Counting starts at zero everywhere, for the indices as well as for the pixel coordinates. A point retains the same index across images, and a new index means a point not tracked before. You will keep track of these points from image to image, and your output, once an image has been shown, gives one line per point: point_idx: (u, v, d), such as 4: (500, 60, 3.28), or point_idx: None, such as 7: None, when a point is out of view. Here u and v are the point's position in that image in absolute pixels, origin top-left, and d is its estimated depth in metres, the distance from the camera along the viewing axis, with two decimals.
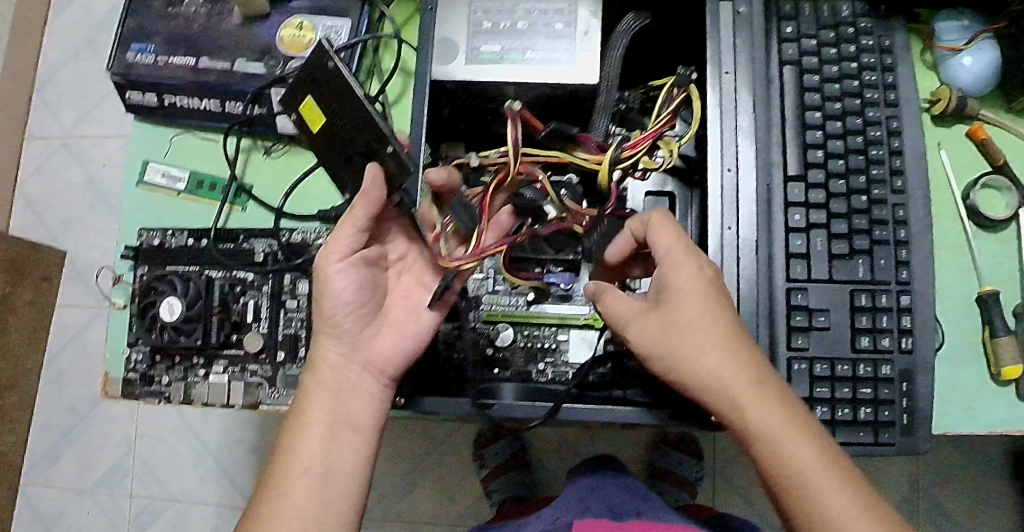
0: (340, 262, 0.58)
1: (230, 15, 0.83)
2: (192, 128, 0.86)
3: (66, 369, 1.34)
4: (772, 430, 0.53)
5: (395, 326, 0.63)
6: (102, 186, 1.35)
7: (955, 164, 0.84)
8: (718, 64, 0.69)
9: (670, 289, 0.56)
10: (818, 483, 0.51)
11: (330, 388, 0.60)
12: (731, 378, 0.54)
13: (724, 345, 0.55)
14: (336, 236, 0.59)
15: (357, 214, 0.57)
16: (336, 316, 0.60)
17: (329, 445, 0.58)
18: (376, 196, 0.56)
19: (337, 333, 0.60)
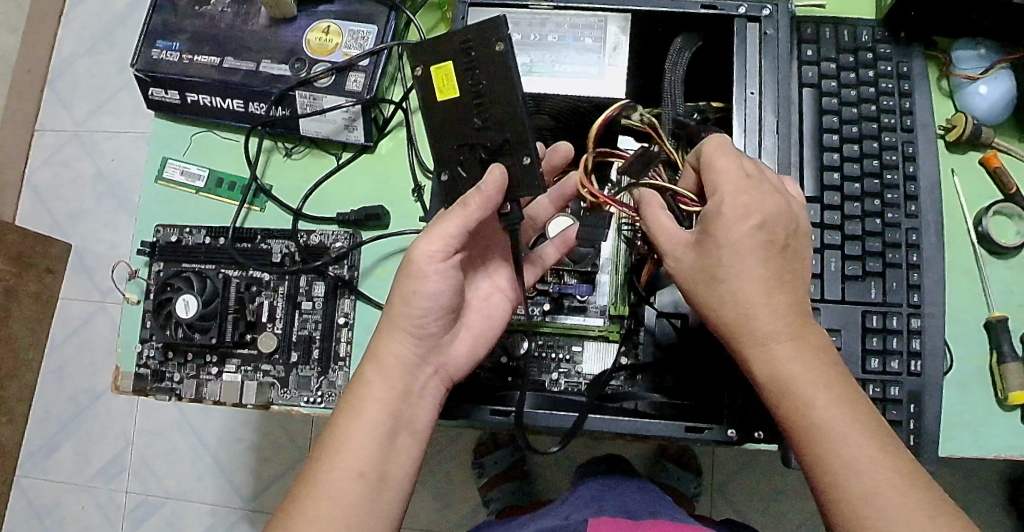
0: (435, 261, 0.56)
1: (257, 16, 0.83)
2: (211, 127, 0.87)
3: (68, 361, 1.33)
4: (798, 381, 0.50)
5: (470, 329, 0.65)
6: (113, 181, 1.35)
7: (967, 190, 0.85)
8: (743, 82, 0.69)
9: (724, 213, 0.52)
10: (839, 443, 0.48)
11: (396, 387, 0.58)
12: (763, 324, 0.52)
13: (765, 285, 0.52)
14: (437, 232, 0.56)
15: (470, 212, 0.54)
16: (424, 320, 0.58)
17: (391, 445, 0.56)
18: (495, 196, 0.53)
19: (419, 334, 0.59)
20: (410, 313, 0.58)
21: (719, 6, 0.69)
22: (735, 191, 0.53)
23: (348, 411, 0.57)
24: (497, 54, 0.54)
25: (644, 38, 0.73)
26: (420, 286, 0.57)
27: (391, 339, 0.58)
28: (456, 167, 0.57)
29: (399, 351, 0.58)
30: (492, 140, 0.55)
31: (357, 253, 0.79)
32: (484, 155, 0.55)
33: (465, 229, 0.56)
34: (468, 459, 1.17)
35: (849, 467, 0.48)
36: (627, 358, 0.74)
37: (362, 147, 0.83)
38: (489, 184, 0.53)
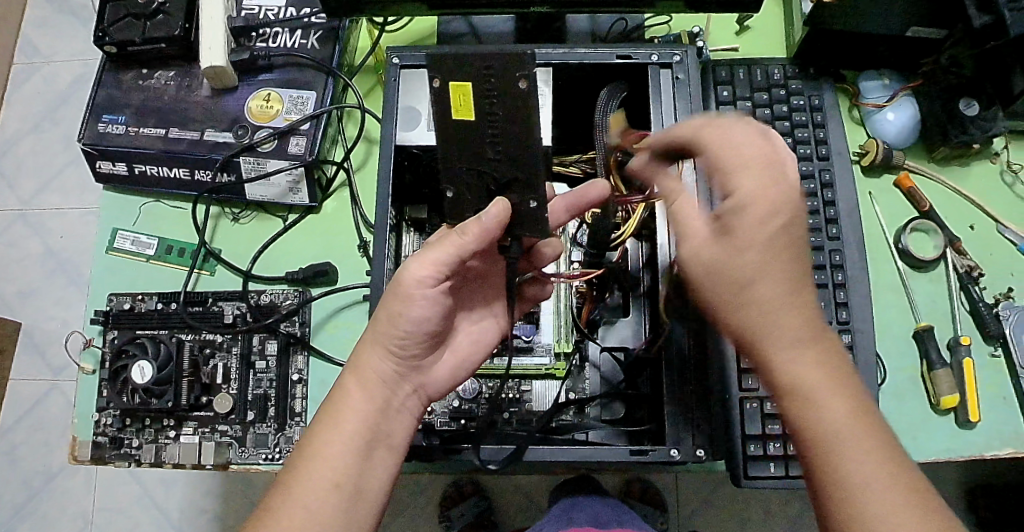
0: (423, 286, 0.58)
1: (199, 88, 0.86)
2: (160, 197, 0.89)
3: (21, 441, 1.30)
4: (815, 391, 0.48)
5: (456, 354, 0.67)
6: (63, 258, 1.35)
7: (885, 211, 0.90)
8: (661, 124, 0.73)
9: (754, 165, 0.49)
10: (831, 410, 0.47)
11: (376, 399, 0.59)
12: (783, 317, 0.49)
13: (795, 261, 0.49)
14: (429, 257, 0.58)
15: (466, 241, 0.56)
16: (407, 340, 0.60)
17: (367, 456, 0.57)
18: (491, 220, 0.54)
19: (402, 354, 0.60)
20: (393, 332, 0.59)
21: (633, 56, 0.74)
22: (765, 153, 0.49)
23: (327, 418, 0.58)
24: (523, 95, 0.49)
25: (568, 91, 0.79)
26: (406, 308, 0.58)
27: (370, 354, 0.60)
28: (460, 188, 0.56)
29: (380, 367, 0.60)
30: (501, 173, 0.53)
31: (308, 309, 0.82)
32: (492, 187, 0.55)
33: (455, 256, 0.58)
34: (434, 514, 1.16)
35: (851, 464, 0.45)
36: (574, 392, 0.77)
37: (308, 208, 0.86)
38: (491, 213, 0.54)
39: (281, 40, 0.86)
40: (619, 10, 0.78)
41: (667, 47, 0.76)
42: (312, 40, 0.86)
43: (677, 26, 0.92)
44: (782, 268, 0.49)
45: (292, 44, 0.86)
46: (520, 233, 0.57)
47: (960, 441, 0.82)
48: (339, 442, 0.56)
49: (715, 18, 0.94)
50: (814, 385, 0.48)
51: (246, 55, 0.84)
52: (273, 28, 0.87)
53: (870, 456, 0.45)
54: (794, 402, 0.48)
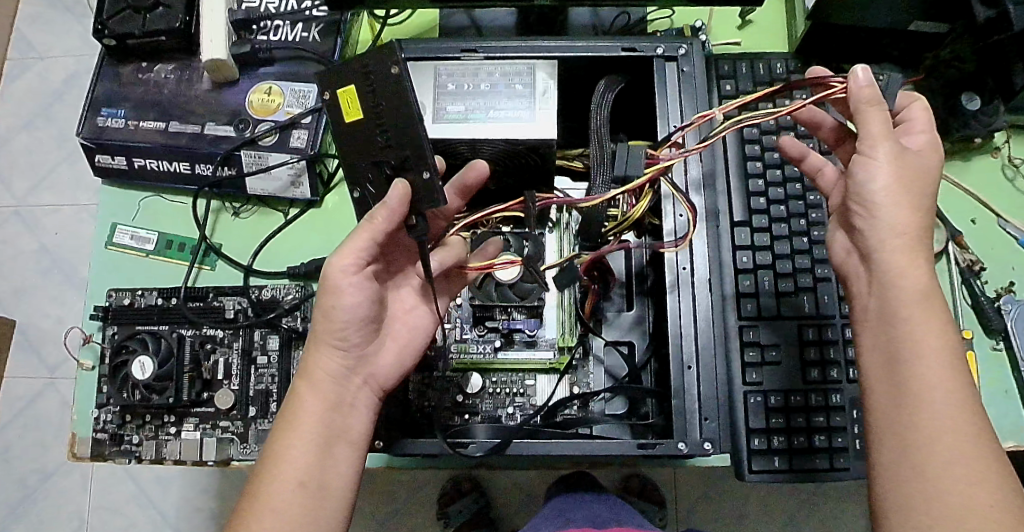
0: (349, 275, 0.57)
1: (200, 81, 0.85)
2: (161, 192, 0.89)
3: (15, 440, 1.28)
4: (938, 357, 0.50)
5: (396, 339, 0.64)
6: (58, 256, 1.33)
7: None
8: (666, 118, 0.74)
9: (918, 164, 0.55)
10: (931, 373, 0.50)
11: (327, 399, 0.57)
12: (904, 284, 0.52)
13: (922, 251, 0.53)
14: (348, 246, 0.56)
15: (376, 227, 0.55)
16: (345, 331, 0.58)
17: (327, 455, 0.56)
18: (394, 203, 0.54)
19: (343, 346, 0.58)
20: (333, 327, 0.57)
21: (638, 48, 0.74)
22: (937, 157, 0.57)
23: (286, 423, 0.56)
24: (394, 78, 0.54)
25: (571, 83, 0.78)
26: (338, 300, 0.57)
27: (314, 356, 0.58)
28: (366, 184, 0.58)
29: (326, 365, 0.58)
30: (395, 158, 0.55)
31: (309, 304, 0.81)
32: (388, 171, 0.56)
33: (372, 241, 0.56)
34: (432, 511, 1.16)
35: (941, 451, 0.47)
36: (578, 385, 0.76)
37: (309, 203, 0.86)
38: (394, 196, 0.54)
39: (282, 33, 0.85)
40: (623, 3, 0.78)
41: (673, 40, 0.75)
42: (313, 33, 0.85)
43: (680, 19, 0.92)
44: (909, 239, 0.53)
45: (294, 37, 0.85)
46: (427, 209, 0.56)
47: None
48: (295, 447, 0.55)
49: (717, 12, 0.94)
50: (902, 345, 0.51)
51: (247, 48, 0.82)
52: (273, 21, 0.85)
53: (970, 449, 0.47)
54: (890, 359, 0.52)
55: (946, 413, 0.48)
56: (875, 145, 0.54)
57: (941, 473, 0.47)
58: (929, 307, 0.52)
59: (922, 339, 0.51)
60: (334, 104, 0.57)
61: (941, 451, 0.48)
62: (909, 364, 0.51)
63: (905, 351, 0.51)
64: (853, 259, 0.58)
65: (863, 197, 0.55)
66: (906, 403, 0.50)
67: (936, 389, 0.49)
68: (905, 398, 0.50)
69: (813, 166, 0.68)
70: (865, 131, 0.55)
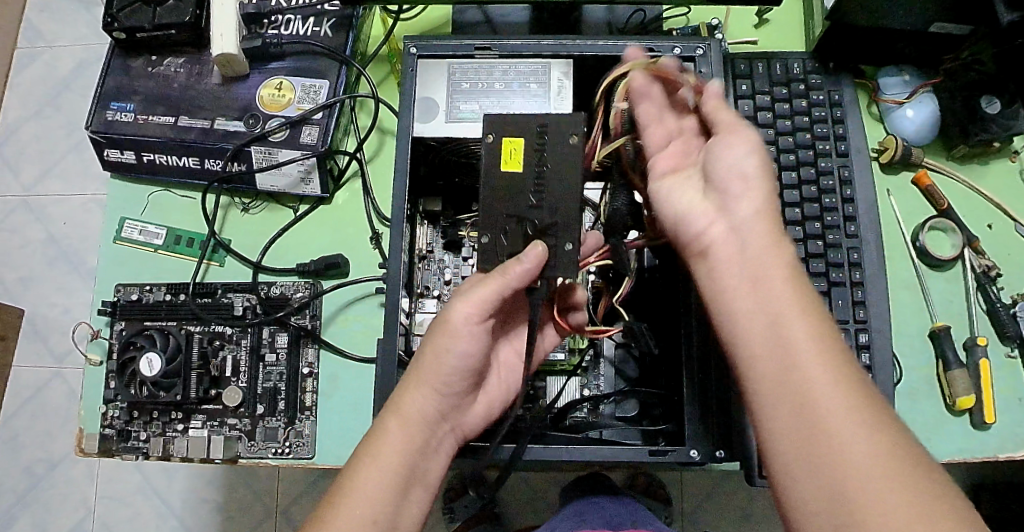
0: (470, 323, 0.56)
1: (210, 75, 0.84)
2: (169, 186, 0.88)
3: (23, 429, 1.29)
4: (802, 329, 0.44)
5: (487, 395, 0.64)
6: (65, 245, 1.34)
7: (903, 208, 0.88)
8: None
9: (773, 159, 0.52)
10: (804, 348, 0.44)
11: (417, 439, 0.56)
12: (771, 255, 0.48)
13: (774, 239, 0.49)
14: (476, 296, 0.56)
15: (508, 282, 0.54)
16: (451, 377, 0.57)
17: (406, 494, 0.55)
18: (529, 269, 0.54)
19: (445, 391, 0.57)
20: (440, 370, 0.57)
21: (655, 48, 0.73)
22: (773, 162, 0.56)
23: (371, 453, 0.55)
24: (571, 148, 0.59)
25: (585, 83, 0.77)
26: (451, 345, 0.56)
27: (414, 392, 0.57)
28: (500, 235, 0.58)
29: (423, 405, 0.56)
30: (540, 219, 0.58)
31: (319, 302, 0.81)
32: (530, 231, 0.57)
33: (500, 297, 0.56)
34: (437, 506, 1.15)
35: (840, 433, 0.40)
36: (588, 388, 0.77)
37: (319, 199, 0.85)
38: (529, 259, 0.55)
39: (294, 28, 0.85)
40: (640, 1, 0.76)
41: (691, 40, 0.74)
42: (325, 28, 0.84)
43: (696, 17, 0.91)
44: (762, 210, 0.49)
45: (306, 31, 0.85)
46: (556, 278, 0.57)
47: (975, 442, 0.80)
48: (377, 478, 0.53)
49: (734, 10, 0.92)
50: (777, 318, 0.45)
51: (258, 42, 0.82)
52: (285, 15, 0.85)
53: (872, 427, 0.41)
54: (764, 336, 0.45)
55: (839, 404, 0.41)
56: (734, 128, 0.53)
57: (850, 459, 0.40)
58: (794, 278, 0.47)
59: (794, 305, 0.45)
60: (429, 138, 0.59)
61: (843, 450, 0.40)
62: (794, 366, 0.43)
63: (784, 338, 0.44)
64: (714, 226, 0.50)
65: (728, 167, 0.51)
66: (790, 382, 0.43)
67: (821, 360, 0.43)
68: (792, 392, 0.43)
69: (645, 119, 0.61)
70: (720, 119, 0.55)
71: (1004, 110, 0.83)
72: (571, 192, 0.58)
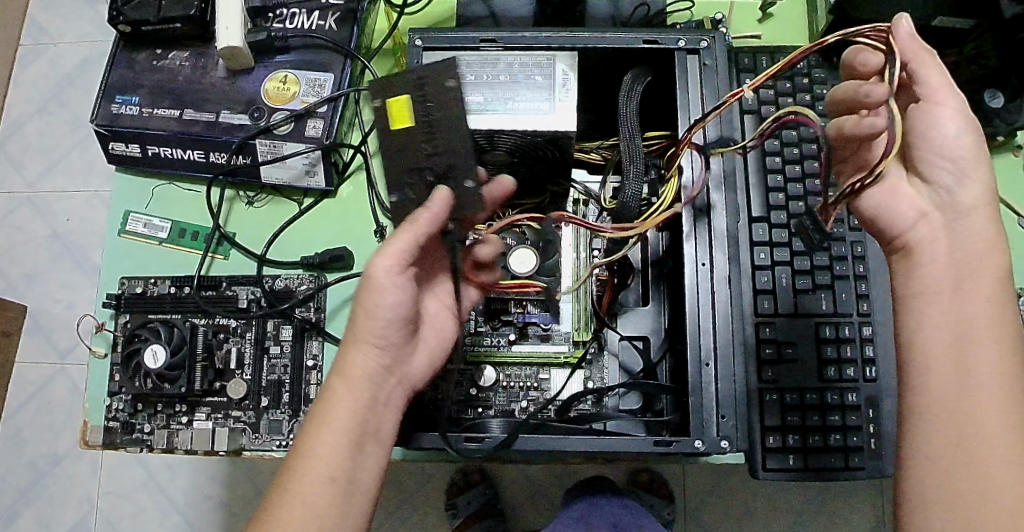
0: (392, 275, 0.55)
1: (215, 69, 0.85)
2: (173, 180, 0.88)
3: (26, 425, 1.29)
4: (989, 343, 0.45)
5: (428, 345, 0.63)
6: (68, 241, 1.34)
7: None
8: (686, 111, 0.72)
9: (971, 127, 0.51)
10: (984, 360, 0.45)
11: (363, 396, 0.54)
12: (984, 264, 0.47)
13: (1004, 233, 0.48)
14: (391, 246, 0.55)
15: (418, 228, 0.54)
16: (388, 331, 0.56)
17: (359, 450, 0.53)
18: (436, 213, 0.54)
19: (384, 345, 0.56)
20: (374, 326, 0.56)
21: (660, 40, 0.73)
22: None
23: (318, 418, 0.53)
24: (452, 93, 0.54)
25: (589, 74, 0.77)
26: (380, 298, 0.55)
27: (354, 351, 0.55)
28: (405, 191, 0.56)
29: (365, 363, 0.55)
30: (439, 165, 0.55)
31: (323, 294, 0.81)
32: (432, 180, 0.55)
33: (416, 244, 0.55)
34: (441, 503, 1.15)
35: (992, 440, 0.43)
36: (592, 380, 0.76)
37: (323, 193, 0.85)
38: (436, 204, 0.54)
39: (298, 21, 0.85)
40: None
41: (695, 32, 0.74)
42: (330, 21, 0.85)
43: (700, 9, 0.91)
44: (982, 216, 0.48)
45: (310, 25, 0.85)
46: (466, 217, 0.57)
47: None
48: (329, 450, 0.51)
49: (738, 4, 0.92)
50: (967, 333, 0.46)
51: (263, 35, 0.82)
52: (289, 9, 0.85)
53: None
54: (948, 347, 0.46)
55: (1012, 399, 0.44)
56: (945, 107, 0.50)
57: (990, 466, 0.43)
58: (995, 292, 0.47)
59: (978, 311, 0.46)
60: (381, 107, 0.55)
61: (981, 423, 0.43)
62: (969, 350, 0.45)
63: (974, 324, 0.46)
64: (923, 223, 0.50)
65: (939, 150, 0.49)
66: (965, 391, 0.45)
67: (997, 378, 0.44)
68: (961, 394, 0.45)
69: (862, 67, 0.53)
70: (920, 81, 0.51)
71: (1008, 105, 0.83)
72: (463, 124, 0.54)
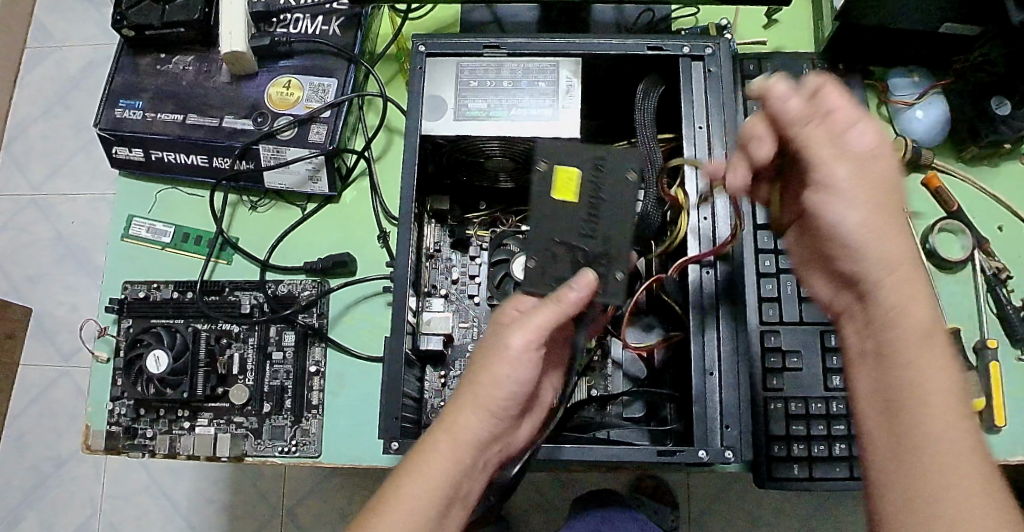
0: (528, 349, 0.52)
1: (219, 73, 0.85)
2: (176, 184, 0.88)
3: (30, 428, 1.29)
4: (926, 374, 0.42)
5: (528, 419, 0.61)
6: (72, 243, 1.34)
7: (912, 210, 0.87)
8: (691, 118, 0.72)
9: (880, 173, 0.45)
10: (934, 385, 0.42)
11: (464, 463, 0.50)
12: (914, 305, 0.44)
13: (924, 278, 0.45)
14: (531, 320, 0.53)
15: (562, 309, 0.53)
16: (507, 403, 0.52)
17: (443, 517, 0.50)
18: (573, 299, 0.54)
19: (498, 417, 0.52)
20: (495, 394, 0.52)
21: (665, 47, 0.72)
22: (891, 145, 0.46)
23: (408, 475, 0.50)
24: (628, 183, 0.58)
25: (594, 82, 0.77)
26: (511, 369, 0.52)
27: (466, 414, 0.52)
28: (553, 272, 0.58)
29: (476, 429, 0.51)
30: (592, 250, 0.57)
31: (326, 300, 0.81)
32: (582, 259, 0.57)
33: (555, 323, 0.53)
34: None
35: (944, 470, 0.39)
36: (596, 388, 0.76)
37: (327, 198, 0.85)
38: (580, 287, 0.54)
39: (302, 26, 0.85)
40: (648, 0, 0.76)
41: (700, 39, 0.74)
42: (334, 26, 0.85)
43: (705, 16, 0.91)
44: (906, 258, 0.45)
45: (314, 30, 0.85)
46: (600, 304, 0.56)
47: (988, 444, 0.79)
48: (425, 492, 0.49)
49: (743, 10, 0.92)
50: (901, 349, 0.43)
51: (266, 41, 0.82)
52: (293, 14, 0.85)
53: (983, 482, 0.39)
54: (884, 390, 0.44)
55: (962, 430, 0.40)
56: (833, 170, 0.45)
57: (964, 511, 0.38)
58: (929, 335, 0.43)
59: (908, 321, 0.44)
60: (549, 174, 0.58)
61: (943, 463, 0.39)
62: (909, 390, 0.42)
63: (906, 350, 0.43)
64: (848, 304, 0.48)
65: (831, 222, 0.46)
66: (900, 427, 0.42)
67: (937, 401, 0.41)
68: (899, 435, 0.41)
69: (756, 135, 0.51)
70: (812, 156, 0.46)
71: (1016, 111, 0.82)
72: (630, 215, 0.58)
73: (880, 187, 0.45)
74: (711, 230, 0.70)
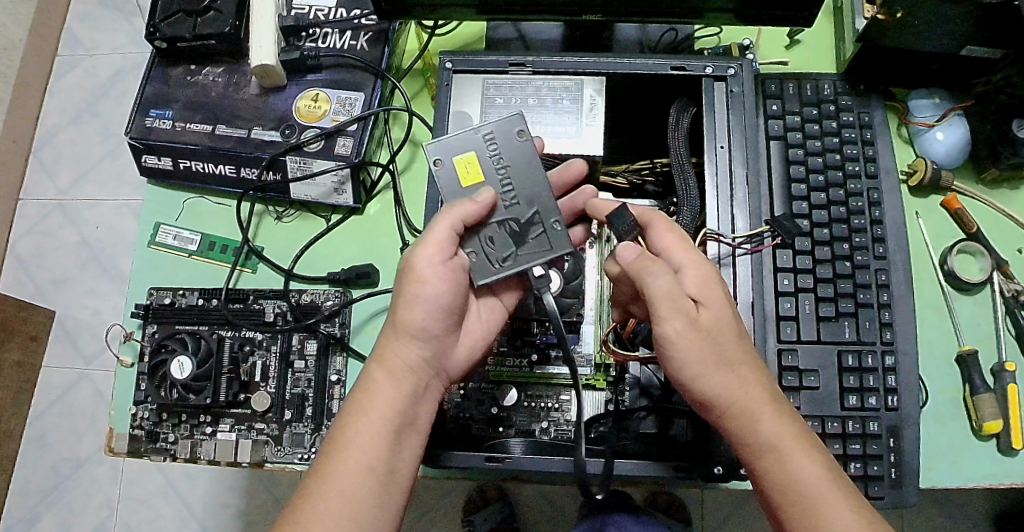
0: (436, 266, 0.59)
1: (248, 85, 0.86)
2: (204, 192, 0.90)
3: (50, 429, 1.31)
4: (800, 472, 0.54)
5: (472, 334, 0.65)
6: (97, 248, 1.36)
7: (931, 230, 0.87)
8: (713, 138, 0.73)
9: (703, 318, 0.57)
10: (804, 476, 0.53)
11: (404, 385, 0.58)
12: (761, 421, 0.55)
13: (757, 389, 0.56)
14: (432, 237, 0.59)
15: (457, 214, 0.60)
16: (427, 322, 0.59)
17: (399, 439, 0.57)
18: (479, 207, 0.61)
19: (423, 337, 0.59)
20: (414, 316, 0.59)
21: (689, 67, 0.73)
22: (714, 274, 0.59)
23: (357, 413, 0.57)
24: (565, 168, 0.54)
25: (617, 100, 0.78)
26: (423, 288, 0.59)
27: (396, 341, 0.59)
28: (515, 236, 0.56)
29: (407, 354, 0.59)
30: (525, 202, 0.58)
31: (348, 310, 0.82)
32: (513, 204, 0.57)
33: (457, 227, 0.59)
34: (457, 518, 1.16)
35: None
36: (614, 403, 0.75)
37: (352, 209, 0.87)
38: (483, 201, 0.61)
39: (331, 40, 0.87)
40: (673, 20, 0.77)
41: (723, 60, 0.74)
42: (362, 41, 0.86)
43: (727, 38, 0.92)
44: (743, 377, 0.57)
45: (343, 44, 0.86)
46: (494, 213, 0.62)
47: (1004, 466, 0.79)
48: (367, 426, 0.56)
49: (764, 31, 0.93)
50: (771, 460, 0.54)
51: (295, 54, 0.83)
52: (323, 29, 0.87)
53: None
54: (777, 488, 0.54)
55: (842, 502, 0.53)
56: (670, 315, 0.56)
57: None
58: (781, 433, 0.55)
59: (757, 431, 0.55)
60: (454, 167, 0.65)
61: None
62: (790, 492, 0.53)
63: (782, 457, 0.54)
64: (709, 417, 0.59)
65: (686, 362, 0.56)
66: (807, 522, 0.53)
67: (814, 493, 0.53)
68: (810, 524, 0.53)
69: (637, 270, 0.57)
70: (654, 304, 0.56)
71: None
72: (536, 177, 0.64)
73: (705, 322, 0.57)
74: (731, 250, 0.70)
